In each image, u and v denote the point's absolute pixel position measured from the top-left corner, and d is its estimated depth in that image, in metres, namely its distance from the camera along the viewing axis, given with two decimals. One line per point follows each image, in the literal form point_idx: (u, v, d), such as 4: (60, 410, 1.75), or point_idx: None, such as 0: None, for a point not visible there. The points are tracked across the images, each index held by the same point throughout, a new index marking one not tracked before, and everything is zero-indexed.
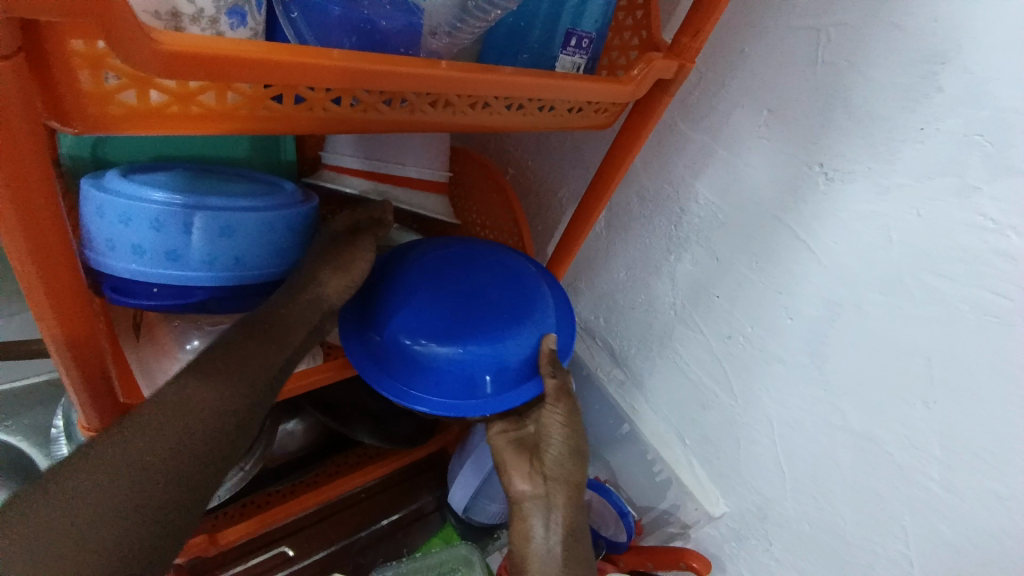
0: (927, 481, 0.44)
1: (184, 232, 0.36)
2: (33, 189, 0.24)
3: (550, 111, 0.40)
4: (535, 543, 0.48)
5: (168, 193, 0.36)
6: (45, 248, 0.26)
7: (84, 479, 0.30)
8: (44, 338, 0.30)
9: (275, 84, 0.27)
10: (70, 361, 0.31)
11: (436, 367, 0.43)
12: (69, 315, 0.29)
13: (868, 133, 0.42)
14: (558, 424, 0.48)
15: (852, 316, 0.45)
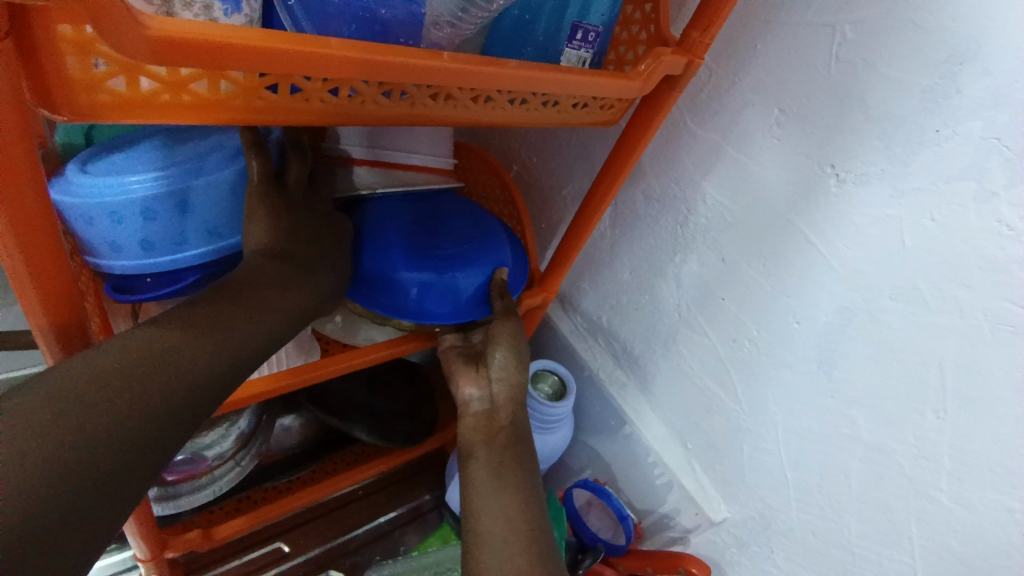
0: (940, 494, 0.43)
1: (144, 218, 0.36)
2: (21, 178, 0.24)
3: (554, 106, 0.40)
4: (479, 446, 0.45)
5: (126, 181, 0.35)
6: (33, 239, 0.26)
7: (81, 399, 0.25)
8: (32, 324, 0.29)
9: (272, 74, 0.26)
10: (58, 346, 0.30)
11: (390, 279, 0.46)
12: (54, 299, 0.28)
13: (885, 135, 0.40)
14: (507, 332, 0.47)
15: (863, 324, 0.44)
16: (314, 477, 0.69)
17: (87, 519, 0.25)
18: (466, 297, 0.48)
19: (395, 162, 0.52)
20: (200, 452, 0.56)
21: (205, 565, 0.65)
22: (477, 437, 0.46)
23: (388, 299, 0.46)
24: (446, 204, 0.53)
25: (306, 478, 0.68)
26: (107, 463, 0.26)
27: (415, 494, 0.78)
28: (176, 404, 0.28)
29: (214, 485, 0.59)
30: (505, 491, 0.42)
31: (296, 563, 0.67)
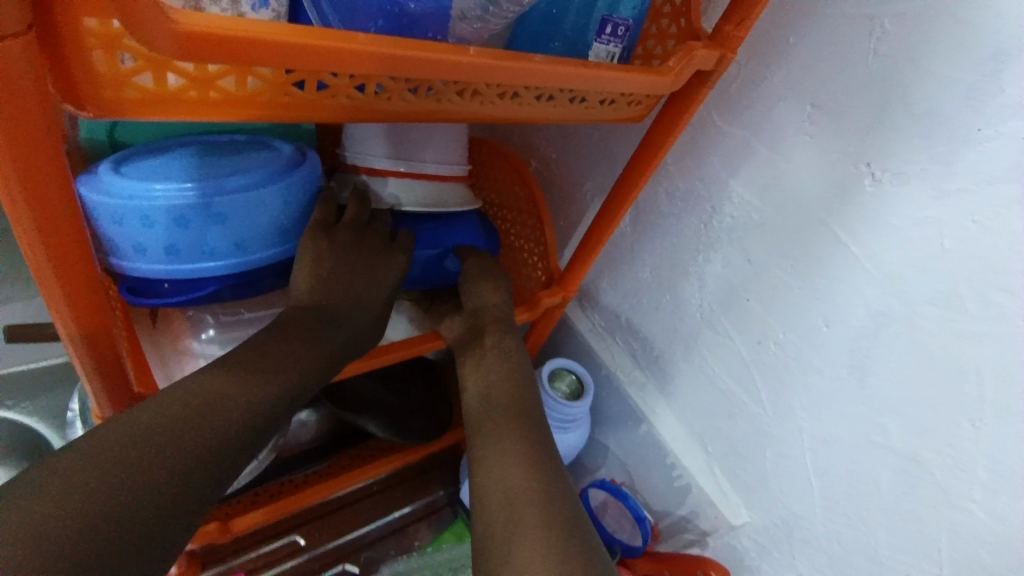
0: (973, 506, 0.41)
1: (174, 225, 0.37)
2: (51, 190, 0.24)
3: (582, 102, 0.39)
4: (472, 355, 0.51)
5: (160, 188, 0.37)
6: (61, 258, 0.26)
7: (143, 441, 0.29)
8: (59, 329, 0.30)
9: (298, 70, 0.26)
10: (86, 353, 0.31)
11: None
12: (84, 304, 0.29)
13: (929, 132, 0.39)
14: (475, 271, 0.55)
15: (899, 329, 0.43)
16: (330, 471, 0.69)
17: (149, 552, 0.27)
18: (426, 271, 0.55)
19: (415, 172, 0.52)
20: None
21: (222, 558, 0.65)
22: (467, 354, 0.52)
23: None
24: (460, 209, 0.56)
25: (322, 473, 0.68)
26: (169, 498, 0.29)
27: (429, 491, 0.78)
28: (228, 440, 0.32)
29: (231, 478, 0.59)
30: (499, 386, 0.48)
31: (311, 556, 0.68)
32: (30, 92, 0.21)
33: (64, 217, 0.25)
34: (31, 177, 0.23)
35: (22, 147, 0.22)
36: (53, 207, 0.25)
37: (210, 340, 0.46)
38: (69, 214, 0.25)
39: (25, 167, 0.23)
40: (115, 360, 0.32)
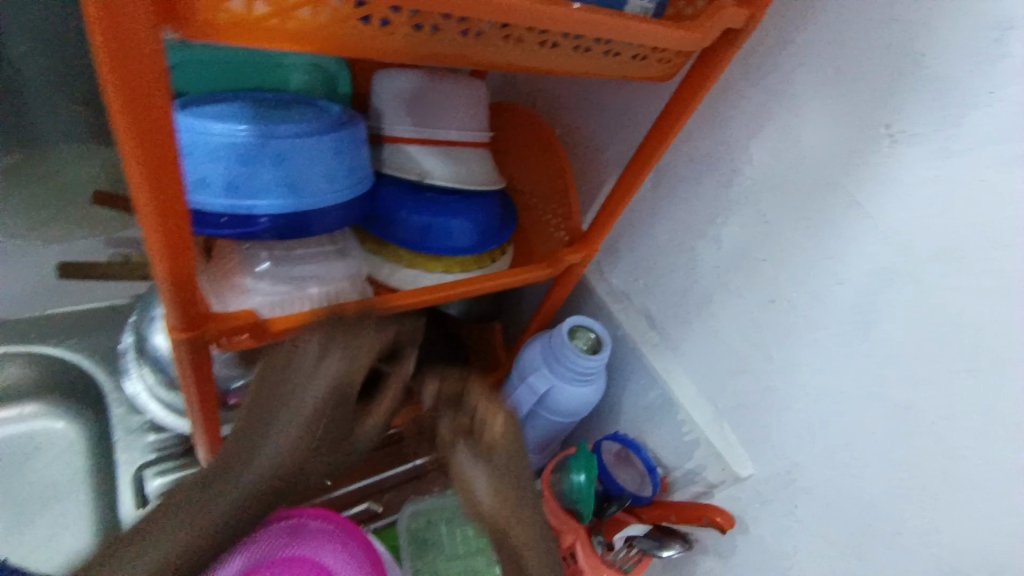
0: (968, 452, 0.43)
1: (237, 161, 0.43)
2: (157, 110, 0.27)
3: (615, 57, 0.41)
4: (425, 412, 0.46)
5: (227, 126, 0.43)
6: (156, 181, 0.30)
7: (222, 491, 0.37)
8: (146, 244, 0.33)
9: (366, 4, 0.28)
10: (166, 266, 0.34)
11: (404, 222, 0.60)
12: (167, 221, 0.32)
13: (940, 95, 0.41)
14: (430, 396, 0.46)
15: (904, 285, 0.45)
16: None
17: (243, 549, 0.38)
18: (462, 234, 0.62)
19: (440, 139, 0.61)
20: None
21: None
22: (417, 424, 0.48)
23: (401, 235, 0.60)
24: (470, 173, 0.62)
25: None
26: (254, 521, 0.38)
27: None
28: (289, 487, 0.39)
29: None
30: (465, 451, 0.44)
31: (335, 496, 0.72)
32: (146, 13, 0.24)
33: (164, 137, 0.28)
34: (138, 95, 0.26)
35: (132, 64, 0.25)
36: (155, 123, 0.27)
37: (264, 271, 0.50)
38: (170, 137, 0.29)
39: (133, 86, 0.25)
40: (187, 276, 0.36)
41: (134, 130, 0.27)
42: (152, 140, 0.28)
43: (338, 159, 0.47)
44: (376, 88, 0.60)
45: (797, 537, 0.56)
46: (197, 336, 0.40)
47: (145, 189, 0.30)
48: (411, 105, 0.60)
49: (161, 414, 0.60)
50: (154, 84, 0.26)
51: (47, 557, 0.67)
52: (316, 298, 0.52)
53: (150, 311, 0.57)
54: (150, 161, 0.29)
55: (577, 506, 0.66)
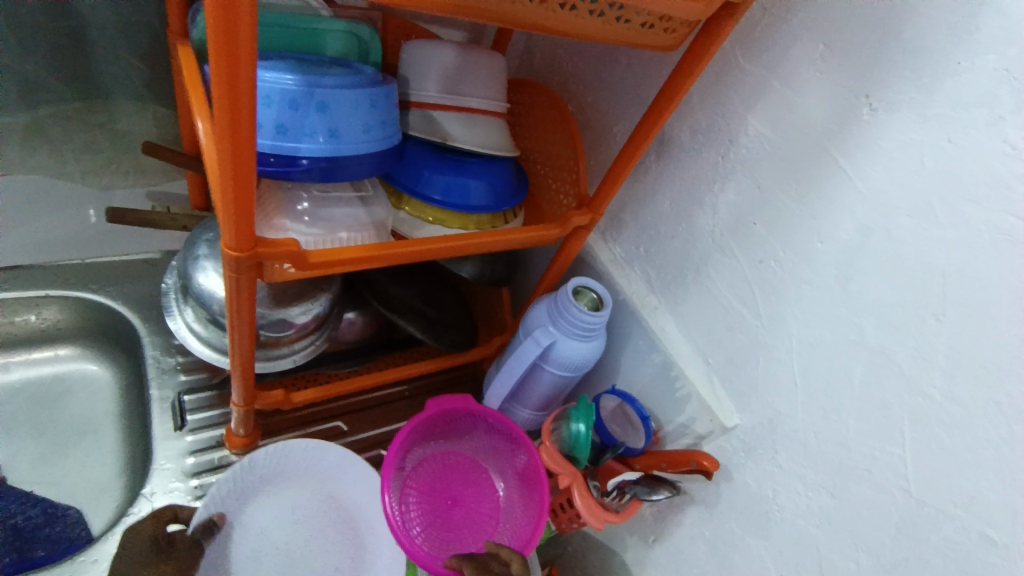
0: (933, 390, 0.48)
1: (286, 106, 0.48)
2: (244, 45, 0.31)
3: (625, 24, 0.46)
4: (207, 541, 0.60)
5: (278, 74, 0.48)
6: (235, 111, 0.34)
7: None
8: (220, 170, 0.38)
9: None
10: (233, 192, 0.40)
11: (426, 180, 0.66)
12: (240, 151, 0.37)
13: (917, 67, 0.46)
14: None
15: (881, 239, 0.50)
16: (370, 369, 0.79)
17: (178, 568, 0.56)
18: (478, 192, 0.67)
19: (461, 104, 0.66)
20: (289, 318, 0.65)
21: (277, 431, 0.75)
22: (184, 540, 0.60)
23: (422, 192, 0.65)
24: (489, 138, 0.67)
25: (363, 369, 0.78)
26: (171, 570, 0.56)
27: None
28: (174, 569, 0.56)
29: (292, 355, 0.69)
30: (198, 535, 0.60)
31: (351, 440, 0.78)
32: None
33: (248, 70, 0.33)
34: (231, 26, 0.30)
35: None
36: (240, 54, 0.32)
37: (305, 210, 0.56)
38: (253, 73, 0.33)
39: (227, 15, 0.30)
40: (249, 203, 0.41)
41: (224, 59, 0.32)
42: (235, 69, 0.32)
43: (372, 113, 0.52)
44: (407, 56, 0.66)
45: (778, 481, 0.61)
46: (247, 257, 0.45)
47: (226, 116, 0.35)
48: (437, 72, 0.65)
49: (200, 349, 0.65)
50: (244, 17, 0.30)
51: (81, 484, 0.71)
52: (347, 241, 0.57)
53: (195, 253, 0.62)
54: (232, 91, 0.33)
55: (573, 453, 0.70)
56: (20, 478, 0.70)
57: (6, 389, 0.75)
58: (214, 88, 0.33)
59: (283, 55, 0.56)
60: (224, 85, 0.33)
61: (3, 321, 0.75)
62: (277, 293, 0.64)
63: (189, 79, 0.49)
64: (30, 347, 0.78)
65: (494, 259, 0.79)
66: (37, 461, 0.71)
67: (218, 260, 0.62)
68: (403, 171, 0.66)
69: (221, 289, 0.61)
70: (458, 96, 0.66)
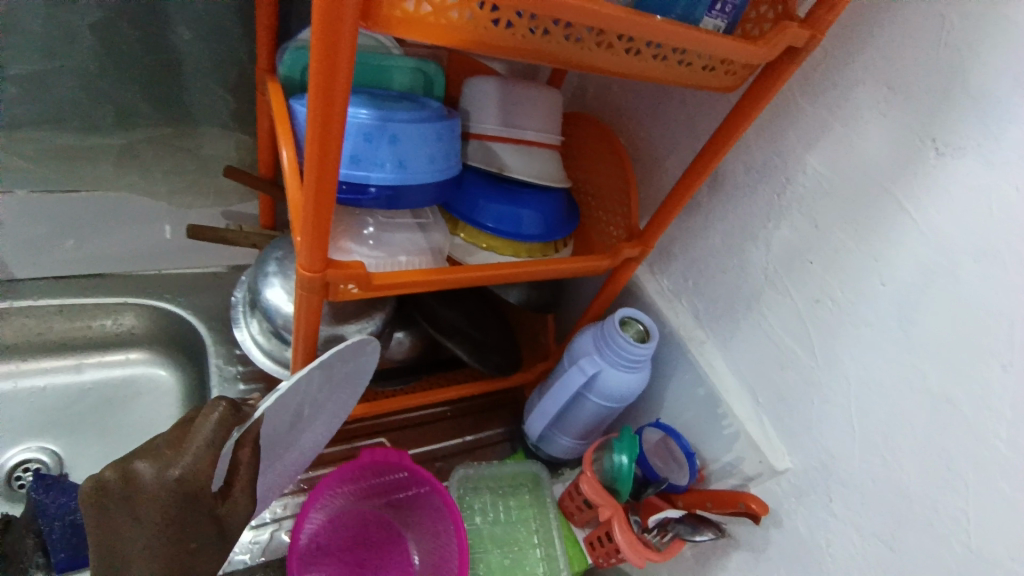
0: (999, 442, 0.46)
1: (360, 138, 0.51)
2: (339, 88, 0.34)
3: (687, 66, 0.47)
4: (216, 497, 0.48)
5: (355, 109, 0.52)
6: (324, 145, 0.38)
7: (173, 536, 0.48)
8: (304, 199, 0.42)
9: (499, 9, 0.36)
10: (313, 219, 0.43)
11: (481, 209, 0.68)
12: (324, 183, 0.40)
13: (985, 111, 0.45)
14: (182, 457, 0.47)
15: (947, 283, 0.49)
16: (416, 388, 0.81)
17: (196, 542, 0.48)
18: (531, 222, 0.69)
19: (518, 137, 0.69)
20: (346, 336, 0.68)
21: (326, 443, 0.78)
22: (183, 502, 0.46)
23: (478, 220, 0.68)
24: (543, 169, 0.69)
25: (409, 388, 0.80)
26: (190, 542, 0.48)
27: (493, 424, 0.88)
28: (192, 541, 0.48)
29: None
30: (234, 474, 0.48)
31: None
32: (353, 19, 0.31)
33: (341, 111, 0.36)
34: (331, 74, 0.33)
35: (333, 48, 0.32)
36: (336, 96, 0.35)
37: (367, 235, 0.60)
38: (344, 112, 0.36)
39: (328, 63, 0.33)
40: (326, 229, 0.44)
41: (322, 100, 0.35)
42: (329, 111, 0.36)
43: (438, 144, 0.55)
44: (468, 91, 0.69)
45: (831, 529, 0.58)
46: (319, 278, 0.48)
47: (317, 150, 0.38)
48: (496, 107, 0.68)
49: (263, 361, 0.68)
50: (343, 66, 0.33)
51: None
52: (406, 264, 0.59)
53: (264, 269, 0.66)
54: (324, 127, 0.36)
55: (615, 486, 0.69)
56: (87, 474, 0.75)
57: (82, 388, 0.81)
58: (308, 125, 0.37)
59: (357, 90, 0.60)
60: (318, 122, 0.36)
61: (85, 325, 0.81)
62: (337, 311, 0.68)
63: (276, 111, 0.54)
64: (105, 350, 0.84)
65: (541, 286, 0.81)
66: (103, 458, 0.76)
67: (286, 277, 0.65)
68: (459, 200, 0.69)
69: (286, 303, 0.64)
70: (515, 128, 0.68)
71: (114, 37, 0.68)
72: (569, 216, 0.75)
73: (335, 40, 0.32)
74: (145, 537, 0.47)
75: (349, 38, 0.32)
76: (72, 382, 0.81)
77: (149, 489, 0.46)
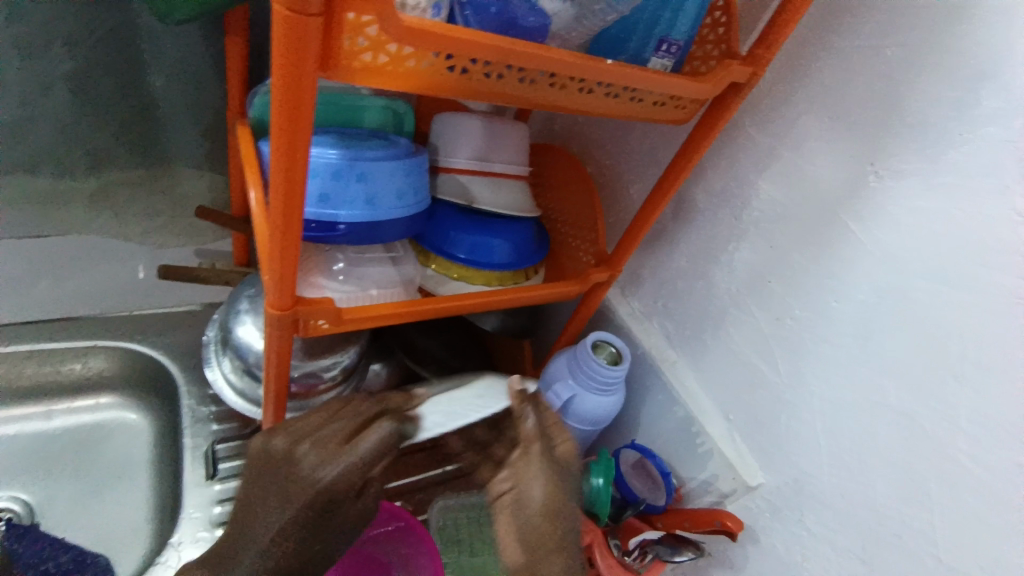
0: (960, 454, 0.48)
1: (328, 178, 0.53)
2: (302, 133, 0.36)
3: (640, 102, 0.50)
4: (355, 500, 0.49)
5: (323, 149, 0.53)
6: (289, 187, 0.39)
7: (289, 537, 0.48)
8: (271, 239, 0.43)
9: (454, 57, 0.38)
10: (279, 257, 0.44)
11: (453, 240, 0.70)
12: (289, 222, 0.41)
13: (920, 138, 0.49)
14: (371, 441, 0.48)
15: (898, 301, 0.51)
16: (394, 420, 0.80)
17: (319, 547, 0.49)
18: (502, 251, 0.70)
19: (487, 169, 0.70)
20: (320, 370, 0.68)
21: None
22: (328, 502, 0.47)
23: (449, 251, 0.69)
24: (512, 199, 0.71)
25: None
26: (314, 547, 0.48)
27: None
28: (313, 548, 0.48)
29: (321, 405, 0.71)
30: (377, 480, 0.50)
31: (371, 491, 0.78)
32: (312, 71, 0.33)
33: (304, 154, 0.37)
34: (294, 119, 0.35)
35: (294, 97, 0.33)
36: (299, 141, 0.36)
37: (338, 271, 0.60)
38: (307, 155, 0.38)
39: (291, 108, 0.34)
40: (293, 267, 0.45)
41: (285, 145, 0.36)
42: (293, 155, 0.37)
43: (406, 180, 0.57)
44: (438, 126, 0.71)
45: (807, 545, 0.60)
46: (289, 314, 0.49)
47: (281, 192, 0.39)
48: (465, 141, 0.70)
49: (235, 400, 0.68)
50: (305, 113, 0.35)
51: (110, 532, 0.73)
52: (377, 298, 0.60)
53: (236, 307, 0.67)
54: (287, 169, 0.38)
55: (593, 510, 0.69)
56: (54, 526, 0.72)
57: (50, 435, 0.79)
58: (272, 169, 0.38)
59: (327, 129, 0.62)
60: (282, 165, 0.37)
61: (53, 370, 0.79)
62: (310, 346, 0.68)
63: (245, 153, 0.55)
64: (74, 394, 0.82)
65: (515, 313, 0.82)
66: (69, 509, 0.74)
67: (257, 313, 0.66)
68: (431, 232, 0.71)
69: (258, 340, 0.65)
70: (484, 161, 0.70)
71: (86, 84, 0.69)
72: (539, 243, 0.77)
73: (297, 87, 0.33)
74: (280, 523, 0.47)
75: (309, 88, 0.33)
76: (41, 429, 0.79)
77: (306, 481, 0.47)
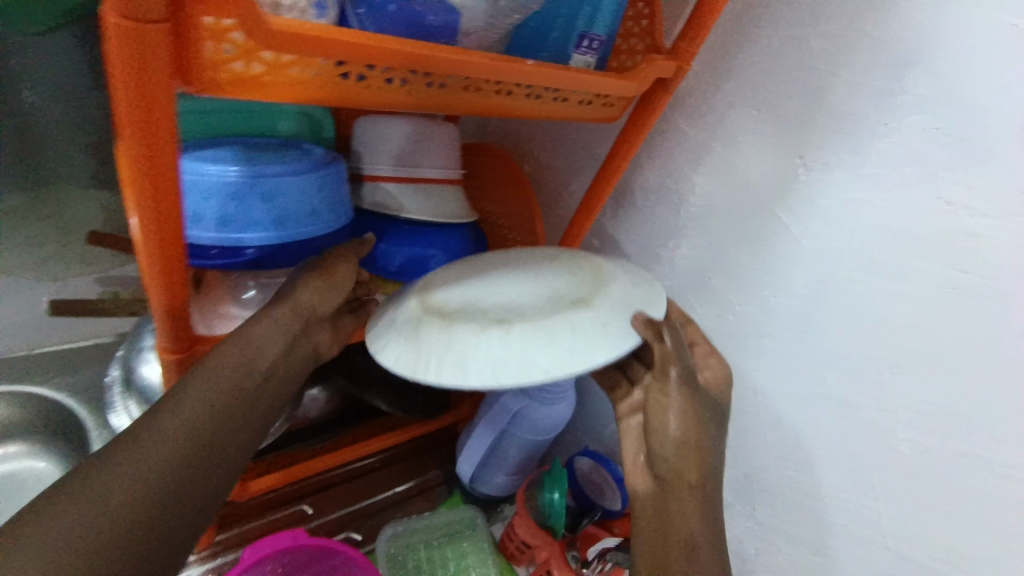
0: (900, 443, 0.48)
1: (227, 199, 0.47)
2: (166, 153, 0.31)
3: (565, 101, 0.47)
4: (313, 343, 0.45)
5: (219, 167, 0.47)
6: (161, 214, 0.34)
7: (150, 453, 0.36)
8: (148, 274, 0.37)
9: (346, 63, 0.34)
10: (162, 292, 0.38)
11: (383, 253, 0.65)
12: (168, 253, 0.36)
13: (845, 129, 0.48)
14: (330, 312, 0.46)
15: (833, 293, 0.51)
16: (336, 446, 0.76)
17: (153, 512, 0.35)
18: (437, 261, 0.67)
19: (416, 175, 0.66)
20: None
21: (240, 518, 0.72)
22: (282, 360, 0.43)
23: (380, 265, 0.65)
24: (445, 207, 0.67)
25: (328, 447, 0.75)
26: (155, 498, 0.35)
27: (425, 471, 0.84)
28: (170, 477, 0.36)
29: None
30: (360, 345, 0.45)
31: (316, 524, 0.73)
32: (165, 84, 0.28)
33: (173, 175, 0.33)
34: (152, 136, 0.30)
35: (147, 114, 0.29)
36: (164, 163, 0.32)
37: (248, 300, 0.54)
38: (176, 176, 0.33)
39: (145, 128, 0.30)
40: (182, 301, 0.40)
41: (146, 169, 0.31)
42: (158, 178, 0.32)
43: (321, 196, 0.52)
44: (359, 131, 0.66)
45: (761, 538, 0.61)
46: (186, 358, 0.43)
47: (151, 221, 0.34)
48: (390, 146, 0.65)
49: None
50: (164, 132, 0.30)
51: None
52: None
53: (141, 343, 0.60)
54: (155, 195, 0.33)
55: (549, 522, 0.68)
56: None
57: None
58: (134, 195, 0.33)
59: (230, 141, 0.56)
60: (148, 191, 0.33)
61: None
62: None
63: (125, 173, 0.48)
64: None
65: None
66: None
67: None
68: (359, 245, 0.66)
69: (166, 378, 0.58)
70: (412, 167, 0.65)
71: None
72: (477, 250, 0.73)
73: (147, 105, 0.29)
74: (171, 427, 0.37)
75: (165, 103, 0.29)
76: None
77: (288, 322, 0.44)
